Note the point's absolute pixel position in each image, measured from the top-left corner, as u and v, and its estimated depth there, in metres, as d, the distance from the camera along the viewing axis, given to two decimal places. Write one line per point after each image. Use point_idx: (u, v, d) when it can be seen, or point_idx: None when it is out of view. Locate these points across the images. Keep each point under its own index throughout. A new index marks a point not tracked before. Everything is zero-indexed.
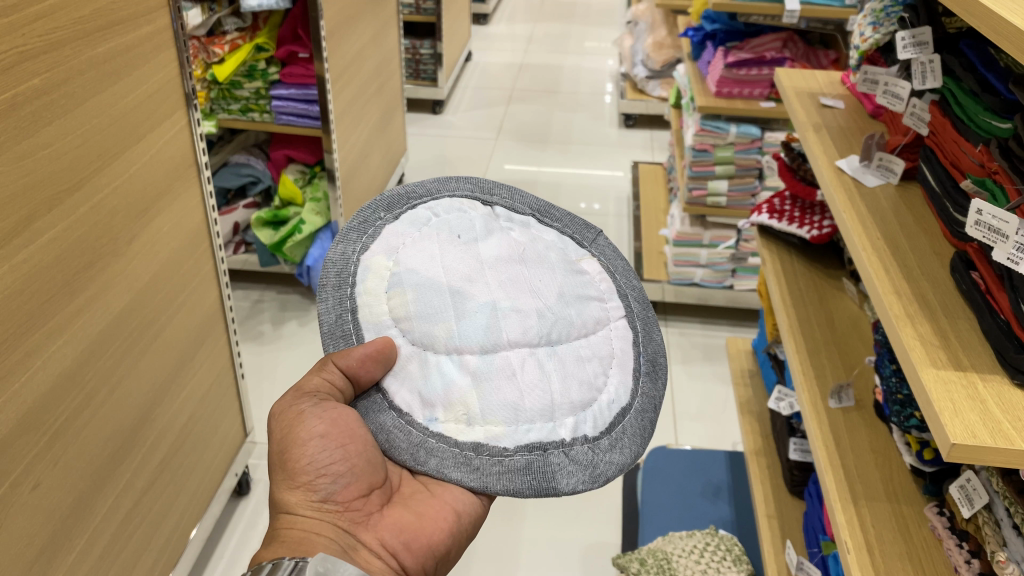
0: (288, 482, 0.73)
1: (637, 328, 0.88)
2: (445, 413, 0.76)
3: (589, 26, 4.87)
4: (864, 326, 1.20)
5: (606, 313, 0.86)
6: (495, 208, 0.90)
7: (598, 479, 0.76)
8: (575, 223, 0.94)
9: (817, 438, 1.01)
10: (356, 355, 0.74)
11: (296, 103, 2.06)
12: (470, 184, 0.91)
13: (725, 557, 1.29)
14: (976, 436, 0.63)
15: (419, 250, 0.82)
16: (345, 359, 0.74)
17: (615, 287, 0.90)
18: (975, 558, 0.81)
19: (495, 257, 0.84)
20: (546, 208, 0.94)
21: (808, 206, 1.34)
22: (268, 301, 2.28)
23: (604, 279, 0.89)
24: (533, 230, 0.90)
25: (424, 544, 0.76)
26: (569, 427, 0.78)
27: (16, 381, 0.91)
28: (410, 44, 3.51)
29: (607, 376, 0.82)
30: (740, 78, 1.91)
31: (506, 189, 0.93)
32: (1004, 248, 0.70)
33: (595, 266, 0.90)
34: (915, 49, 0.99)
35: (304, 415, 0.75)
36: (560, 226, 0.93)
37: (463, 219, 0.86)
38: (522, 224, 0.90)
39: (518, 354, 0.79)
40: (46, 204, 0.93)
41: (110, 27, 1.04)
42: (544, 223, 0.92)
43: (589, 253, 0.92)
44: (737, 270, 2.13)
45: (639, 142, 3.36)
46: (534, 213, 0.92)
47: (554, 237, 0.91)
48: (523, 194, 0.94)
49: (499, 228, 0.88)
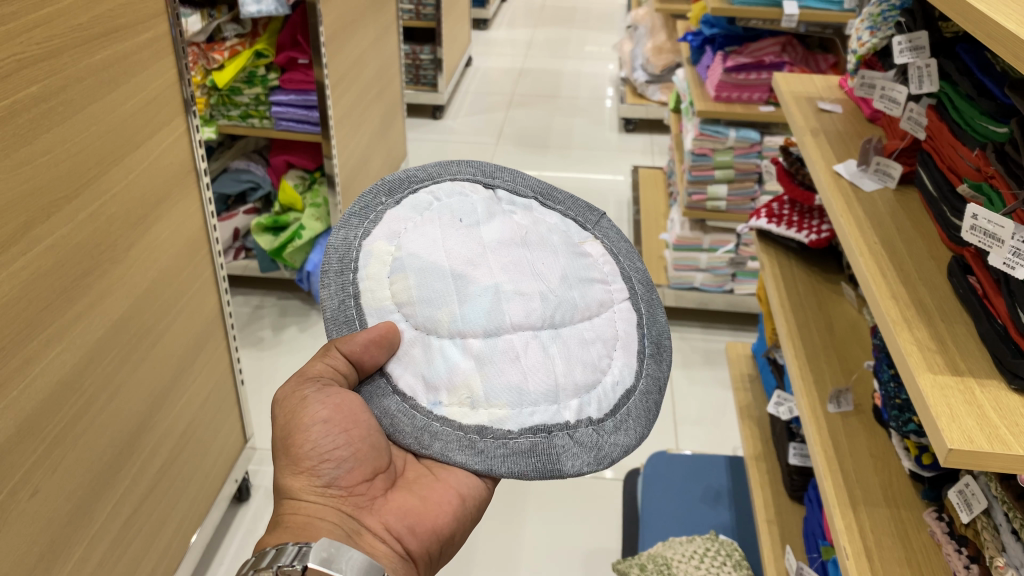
0: (292, 468, 0.73)
1: (641, 310, 0.88)
2: (449, 396, 0.76)
3: (589, 31, 4.87)
4: (864, 329, 1.20)
5: (609, 296, 0.86)
6: (497, 191, 0.90)
7: (603, 460, 0.76)
8: (578, 205, 0.94)
9: (817, 443, 1.01)
10: (359, 340, 0.74)
11: (296, 109, 2.07)
12: (472, 168, 0.91)
13: (725, 561, 1.28)
14: (973, 442, 0.63)
15: (421, 235, 0.82)
16: (348, 345, 0.74)
17: (619, 270, 0.89)
18: (974, 563, 0.80)
19: (497, 241, 0.84)
20: (548, 191, 0.93)
21: (807, 210, 1.34)
22: (269, 306, 2.28)
23: (608, 260, 0.89)
24: (536, 214, 0.90)
25: (429, 528, 0.76)
26: (573, 409, 0.77)
27: (15, 388, 0.91)
28: (410, 49, 3.51)
29: (611, 358, 0.82)
30: (738, 82, 1.91)
31: (508, 172, 0.92)
32: (1000, 253, 0.70)
33: (598, 249, 0.90)
34: (911, 54, 0.99)
35: (307, 400, 0.75)
36: (563, 209, 0.92)
37: (465, 203, 0.86)
38: (524, 208, 0.90)
39: (521, 336, 0.79)
40: (45, 211, 0.94)
41: (109, 34, 1.04)
42: (546, 207, 0.92)
43: (592, 236, 0.92)
44: (737, 274, 2.13)
45: (639, 146, 3.36)
46: (536, 197, 0.92)
47: (556, 220, 0.91)
48: (525, 177, 0.93)
49: (501, 212, 0.87)
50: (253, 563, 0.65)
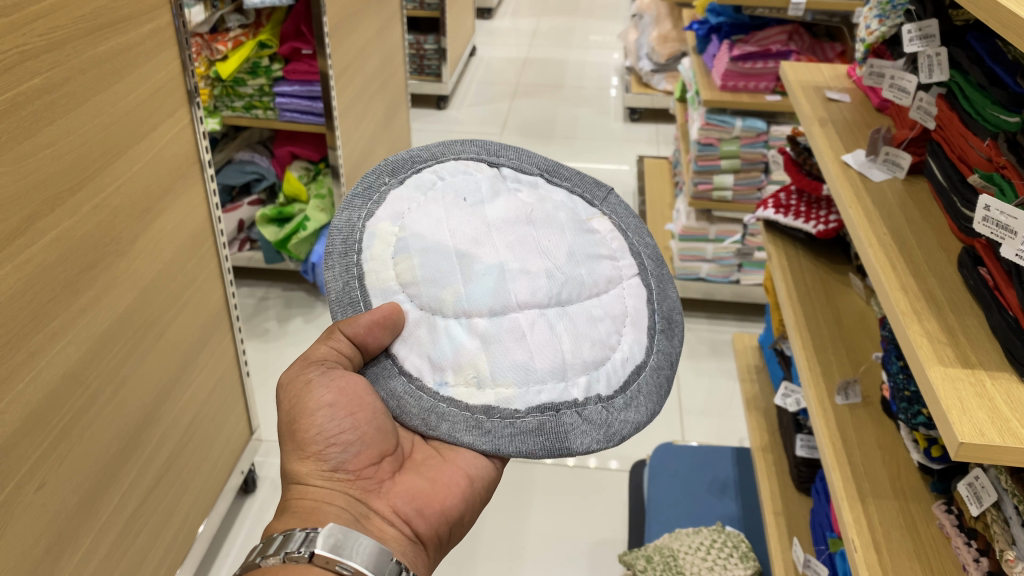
0: (299, 453, 0.73)
1: (650, 285, 0.87)
2: (455, 376, 0.76)
3: (593, 20, 4.85)
4: (872, 321, 1.19)
5: (618, 272, 0.85)
6: (501, 169, 0.89)
7: (613, 437, 0.76)
8: (585, 181, 0.93)
9: (824, 435, 1.00)
10: (363, 322, 0.74)
11: (300, 100, 2.06)
12: (476, 147, 0.90)
13: (732, 553, 1.27)
14: (984, 435, 0.62)
15: (425, 215, 0.81)
16: (352, 327, 0.74)
17: (627, 245, 0.89)
18: (984, 557, 0.80)
19: (502, 220, 0.83)
20: (554, 167, 0.92)
21: (814, 200, 1.33)
22: (274, 298, 2.28)
23: (616, 237, 0.89)
24: (542, 192, 0.89)
25: (437, 509, 0.76)
26: (581, 387, 0.77)
27: (19, 382, 0.91)
28: (415, 39, 3.50)
29: (620, 335, 0.82)
30: (745, 71, 1.90)
31: (513, 150, 0.91)
32: (1013, 244, 0.69)
33: (606, 224, 0.89)
34: (922, 42, 0.98)
35: (312, 383, 0.75)
36: (570, 186, 0.91)
37: (469, 182, 0.86)
38: (530, 185, 0.89)
39: (528, 315, 0.78)
40: (47, 204, 0.93)
41: (111, 25, 1.04)
42: (552, 183, 0.91)
43: (600, 212, 0.91)
44: (744, 265, 2.12)
45: (644, 136, 3.34)
46: (542, 173, 0.91)
47: (563, 196, 0.90)
48: (530, 154, 0.92)
49: (506, 190, 0.87)
50: (261, 548, 0.65)
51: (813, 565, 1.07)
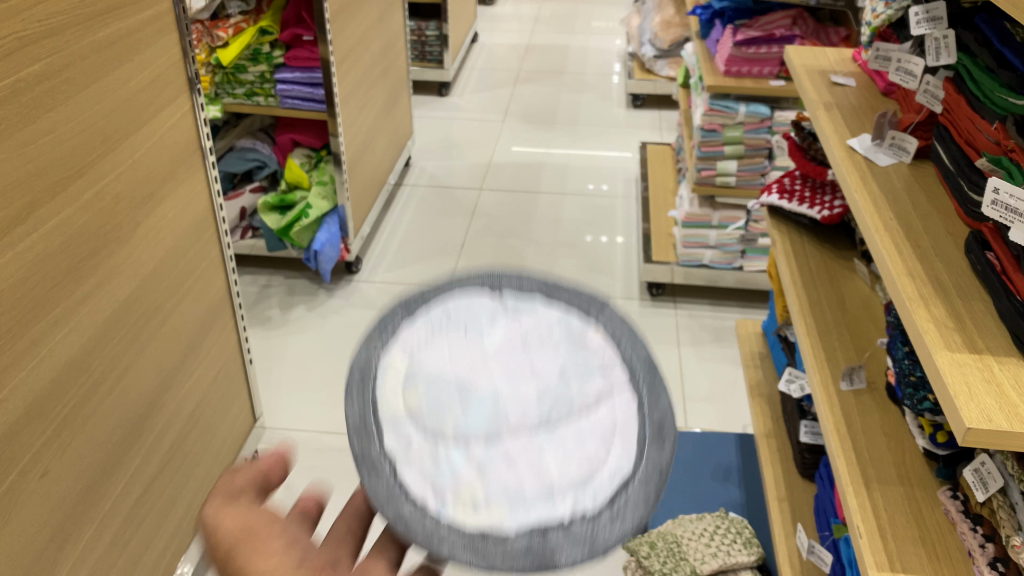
0: None
1: (644, 398, 0.58)
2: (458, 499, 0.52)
3: (595, 5, 4.81)
4: (877, 308, 1.18)
5: (603, 391, 0.58)
6: (505, 301, 0.63)
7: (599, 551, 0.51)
8: (577, 288, 0.64)
9: (829, 421, 0.99)
10: (245, 477, 0.53)
11: (301, 87, 2.05)
12: (480, 276, 0.64)
13: (735, 540, 1.22)
14: (992, 421, 0.62)
15: (440, 352, 0.59)
16: (227, 483, 0.52)
17: (623, 362, 0.60)
18: (989, 543, 0.80)
19: (500, 352, 0.59)
20: (552, 286, 0.64)
21: (819, 185, 1.32)
22: (277, 286, 2.28)
23: (610, 355, 0.60)
24: (541, 315, 0.61)
25: None
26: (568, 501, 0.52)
27: (21, 370, 0.91)
28: (416, 25, 3.47)
29: (598, 446, 0.55)
30: (748, 56, 1.88)
31: (515, 277, 0.64)
32: (1023, 228, 0.68)
33: (603, 341, 0.61)
34: (929, 24, 0.97)
35: None
36: (566, 302, 0.63)
37: (472, 313, 0.61)
38: (519, 313, 0.62)
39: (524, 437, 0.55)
40: (48, 191, 0.93)
41: (111, 11, 1.03)
42: (547, 305, 0.62)
43: (597, 328, 0.62)
44: (747, 251, 2.11)
45: (646, 122, 3.33)
46: (538, 292, 0.63)
47: (555, 321, 0.61)
48: (524, 274, 0.64)
49: (497, 322, 0.61)
50: None
51: (818, 551, 1.07)
